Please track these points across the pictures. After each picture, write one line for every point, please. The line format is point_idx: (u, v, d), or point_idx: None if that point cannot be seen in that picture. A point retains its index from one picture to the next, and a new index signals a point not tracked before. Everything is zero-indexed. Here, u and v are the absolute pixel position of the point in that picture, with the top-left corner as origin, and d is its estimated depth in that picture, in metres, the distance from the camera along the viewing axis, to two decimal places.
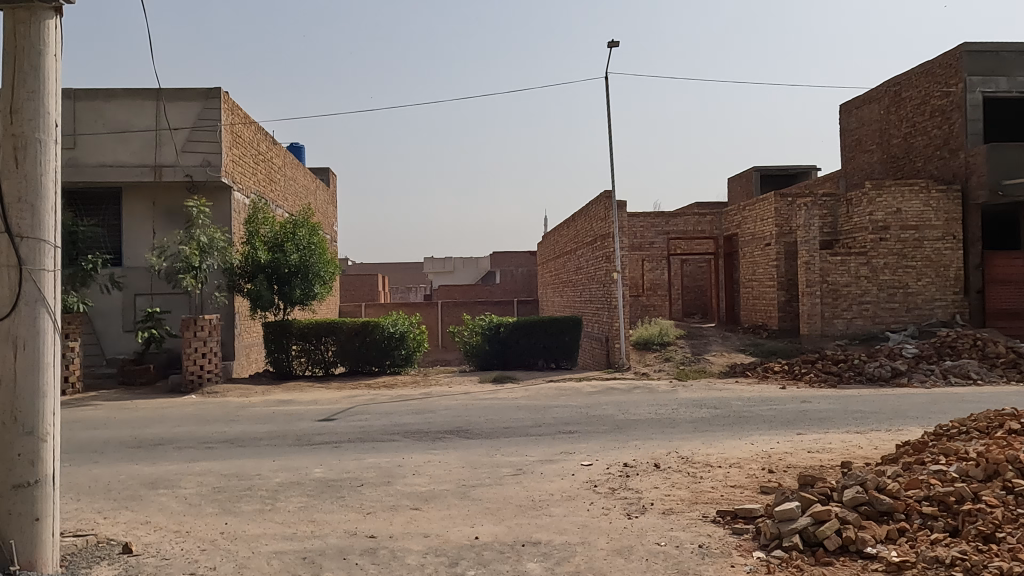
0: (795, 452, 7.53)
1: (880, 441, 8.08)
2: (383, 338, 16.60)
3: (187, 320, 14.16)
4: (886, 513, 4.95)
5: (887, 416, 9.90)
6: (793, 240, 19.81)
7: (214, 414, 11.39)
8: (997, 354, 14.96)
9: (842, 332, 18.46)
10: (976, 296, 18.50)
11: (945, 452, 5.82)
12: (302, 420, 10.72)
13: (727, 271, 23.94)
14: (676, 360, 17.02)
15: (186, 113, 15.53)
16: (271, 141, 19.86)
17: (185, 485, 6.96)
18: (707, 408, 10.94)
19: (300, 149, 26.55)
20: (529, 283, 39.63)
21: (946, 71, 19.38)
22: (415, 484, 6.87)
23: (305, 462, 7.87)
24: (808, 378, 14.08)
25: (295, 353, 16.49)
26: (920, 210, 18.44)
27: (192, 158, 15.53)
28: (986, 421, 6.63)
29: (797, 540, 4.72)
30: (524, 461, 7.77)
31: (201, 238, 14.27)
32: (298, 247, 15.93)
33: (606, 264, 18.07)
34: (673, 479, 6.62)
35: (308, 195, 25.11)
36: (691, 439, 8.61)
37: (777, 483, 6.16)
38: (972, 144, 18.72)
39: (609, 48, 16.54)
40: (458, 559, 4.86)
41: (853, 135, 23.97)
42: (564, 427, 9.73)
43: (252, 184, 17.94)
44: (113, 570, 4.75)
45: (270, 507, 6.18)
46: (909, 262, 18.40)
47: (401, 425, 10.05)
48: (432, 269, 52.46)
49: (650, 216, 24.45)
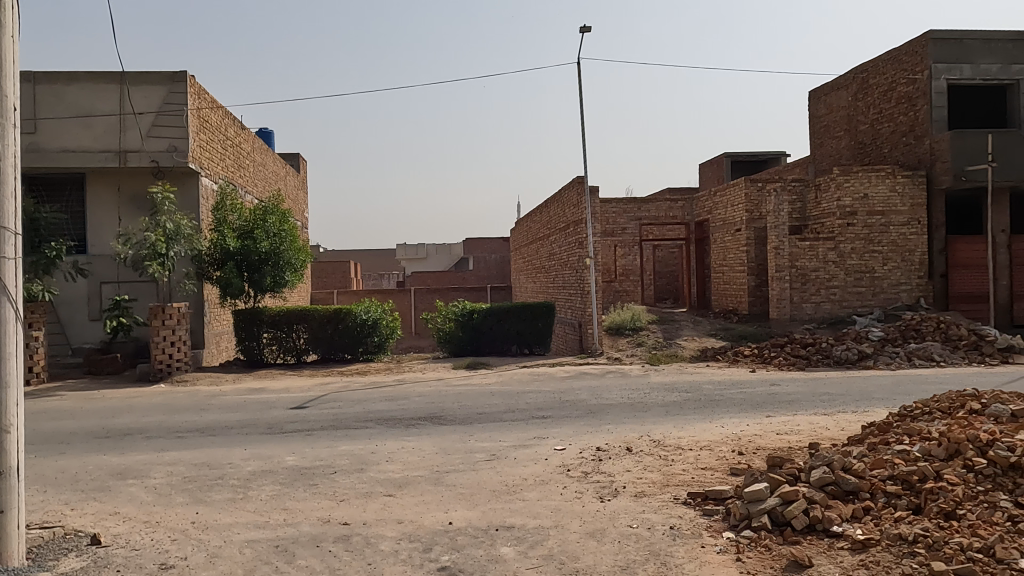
0: (764, 434, 7.64)
1: (845, 422, 8.26)
2: (355, 325, 16.53)
3: (155, 308, 13.91)
4: (852, 492, 5.06)
5: (853, 398, 10.14)
6: (763, 225, 19.97)
7: (184, 403, 11.25)
8: (960, 336, 15.26)
9: (811, 316, 18.71)
10: (940, 280, 18.97)
11: (908, 432, 5.94)
12: (274, 408, 10.65)
13: (698, 257, 24.15)
14: (648, 345, 17.17)
15: (151, 97, 15.21)
16: (240, 125, 19.55)
17: (155, 474, 6.88)
18: (678, 392, 11.08)
19: (270, 134, 26.13)
20: (503, 269, 39.85)
21: (912, 58, 19.64)
22: (389, 471, 6.87)
23: (276, 450, 7.81)
24: (776, 362, 14.32)
25: (266, 341, 16.29)
26: (887, 195, 18.76)
27: (158, 143, 15.21)
28: (948, 401, 6.76)
29: (766, 520, 4.82)
30: (497, 446, 7.80)
31: (167, 225, 14.00)
32: (267, 235, 15.76)
33: (578, 250, 18.19)
34: (645, 463, 6.69)
35: (278, 181, 24.76)
36: (662, 423, 8.70)
37: (746, 464, 6.27)
38: (936, 130, 19.03)
39: (582, 33, 16.35)
40: (433, 545, 4.88)
41: (822, 121, 24.27)
42: (537, 412, 9.77)
43: (219, 170, 17.56)
44: (81, 561, 4.68)
45: (243, 496, 6.15)
46: (875, 247, 18.72)
47: (373, 412, 10.01)
48: (403, 256, 52.66)
49: (623, 202, 24.68)
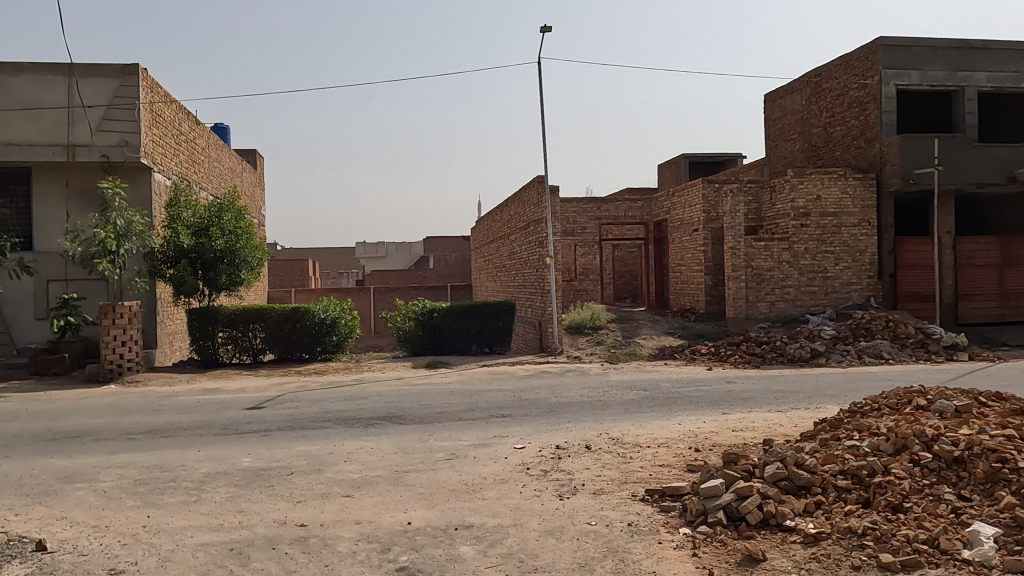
0: (720, 431, 7.77)
1: (798, 419, 8.44)
2: (313, 324, 16.32)
3: (105, 307, 13.53)
4: (804, 487, 5.18)
5: (806, 394, 10.37)
6: (720, 225, 20.29)
7: (135, 404, 10.97)
8: (908, 334, 15.72)
9: (766, 315, 19.08)
10: (889, 280, 19.51)
11: (858, 428, 6.09)
12: (229, 408, 10.46)
13: (657, 256, 24.42)
14: (607, 343, 17.30)
15: (101, 90, 14.79)
16: (194, 120, 19.13)
17: (105, 477, 6.70)
18: (637, 390, 11.19)
19: (225, 129, 25.64)
20: (463, 268, 39.79)
21: (863, 63, 20.15)
22: (347, 471, 6.80)
23: (231, 452, 7.67)
24: (732, 360, 14.57)
25: (221, 341, 15.98)
26: (839, 197, 19.21)
27: (108, 138, 14.79)
28: (896, 397, 6.95)
29: (721, 516, 4.90)
30: (457, 445, 7.79)
31: (118, 222, 13.63)
32: (223, 232, 15.48)
33: (538, 249, 18.25)
34: (604, 460, 6.75)
35: (234, 178, 24.30)
36: (621, 421, 8.77)
37: (703, 461, 6.36)
38: (886, 133, 19.56)
39: (542, 33, 16.39)
40: (391, 545, 4.85)
41: (777, 124, 24.76)
42: (497, 411, 9.78)
43: (173, 166, 17.17)
44: (26, 568, 4.54)
45: (196, 498, 6.02)
46: (828, 247, 19.17)
47: (332, 412, 9.90)
48: (363, 254, 52.20)
49: (583, 202, 24.84)
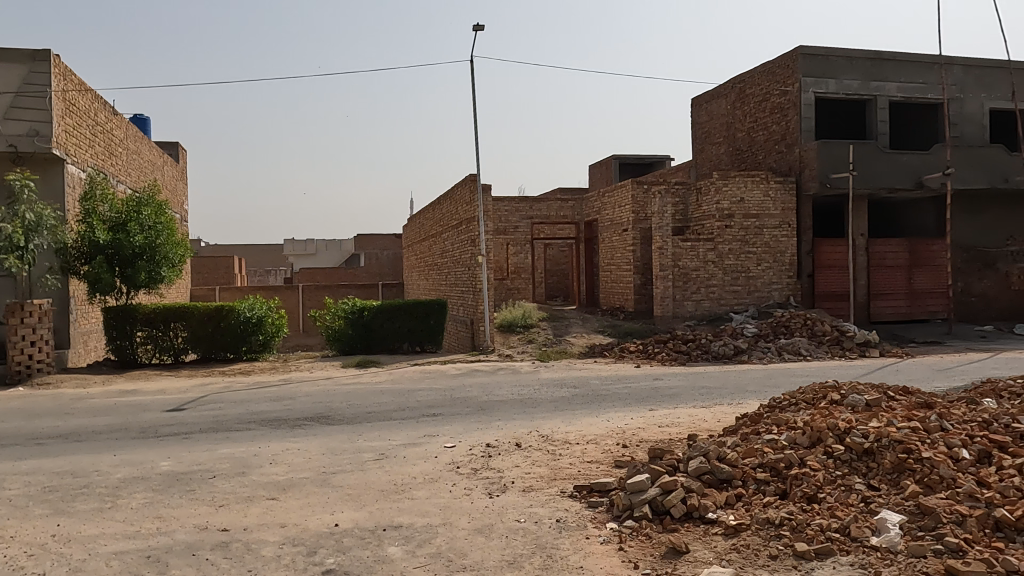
0: (647, 427, 7.93)
1: (721, 414, 8.70)
2: (238, 323, 15.86)
3: (12, 305, 12.85)
4: (726, 480, 5.34)
5: (729, 391, 10.70)
6: (648, 226, 20.71)
7: (45, 407, 10.43)
8: (824, 332, 16.41)
9: (692, 313, 19.59)
10: (808, 279, 20.31)
11: (777, 422, 6.33)
12: (147, 411, 10.07)
13: (587, 256, 24.74)
14: (538, 342, 17.44)
15: (9, 76, 14.01)
16: (111, 111, 18.32)
17: (10, 485, 6.34)
18: (567, 387, 11.33)
19: (145, 121, 24.64)
20: (395, 266, 39.41)
21: (784, 71, 20.91)
22: (273, 473, 6.64)
23: (149, 456, 7.38)
24: (660, 357, 14.91)
25: (139, 341, 15.37)
26: (761, 199, 19.87)
27: (17, 126, 14.01)
28: (812, 392, 7.24)
29: (647, 510, 5.01)
30: (386, 445, 7.71)
31: (27, 216, 12.90)
32: (142, 228, 14.88)
33: (471, 248, 18.23)
34: (533, 458, 6.80)
35: (154, 172, 23.40)
36: (551, 418, 8.86)
37: (629, 457, 6.49)
38: (805, 139, 20.36)
39: (475, 31, 16.38)
40: (317, 548, 4.77)
41: (703, 127, 25.44)
42: (428, 410, 9.73)
43: (88, 158, 16.39)
44: None
45: (111, 505, 5.77)
46: (751, 248, 19.81)
47: (258, 414, 9.65)
48: (291, 252, 51.05)
49: (515, 201, 24.95)
